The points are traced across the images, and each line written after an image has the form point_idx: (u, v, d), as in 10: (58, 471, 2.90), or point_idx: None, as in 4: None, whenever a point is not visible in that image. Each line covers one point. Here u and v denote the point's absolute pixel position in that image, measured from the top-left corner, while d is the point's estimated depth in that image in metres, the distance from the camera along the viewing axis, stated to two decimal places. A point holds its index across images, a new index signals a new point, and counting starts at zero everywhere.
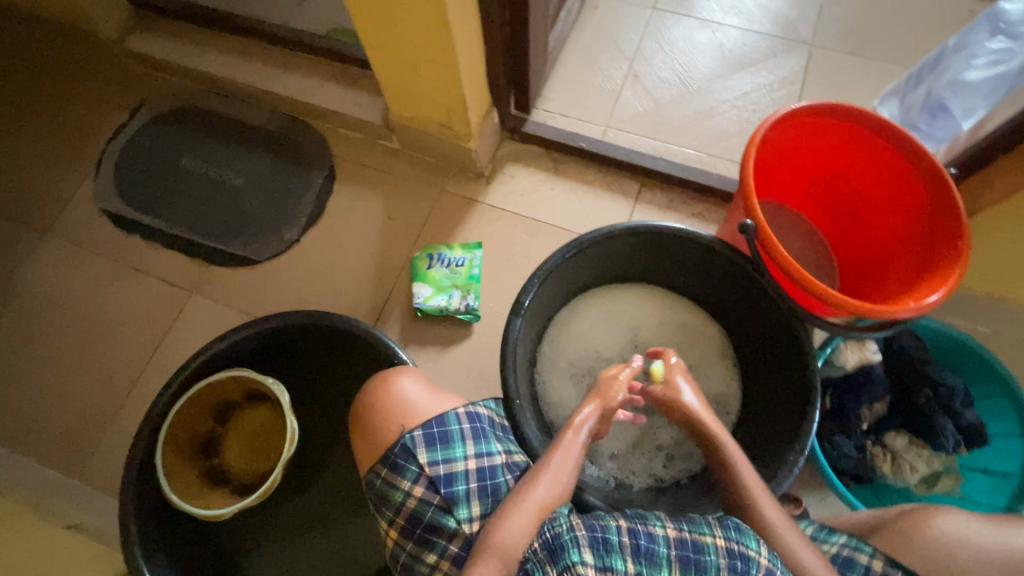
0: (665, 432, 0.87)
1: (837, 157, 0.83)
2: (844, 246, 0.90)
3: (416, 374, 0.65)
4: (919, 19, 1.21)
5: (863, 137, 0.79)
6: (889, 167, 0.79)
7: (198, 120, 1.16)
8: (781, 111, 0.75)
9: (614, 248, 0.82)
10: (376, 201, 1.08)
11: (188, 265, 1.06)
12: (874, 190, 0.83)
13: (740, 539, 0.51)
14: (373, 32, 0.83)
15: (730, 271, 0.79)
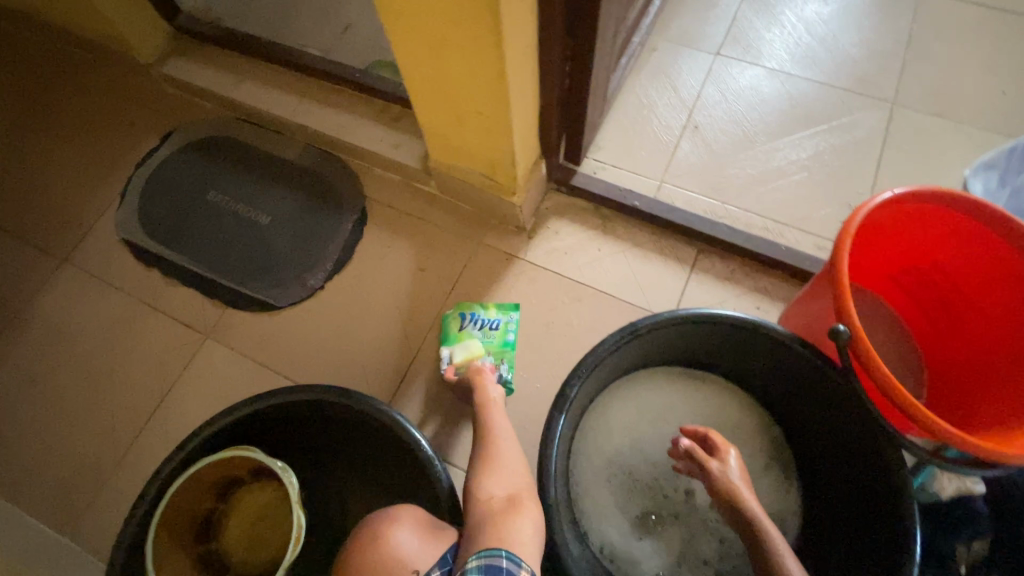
0: (709, 543, 0.76)
1: (937, 248, 0.72)
2: (932, 345, 0.79)
3: (407, 516, 0.55)
4: (1017, 81, 1.09)
5: (972, 232, 0.68)
6: (1003, 267, 0.67)
7: (229, 150, 1.11)
8: (882, 194, 0.65)
9: (671, 335, 0.72)
10: (408, 250, 1.00)
11: (205, 305, 0.99)
12: (978, 289, 0.72)
13: None
14: (421, 78, 0.75)
15: (804, 373, 0.69)
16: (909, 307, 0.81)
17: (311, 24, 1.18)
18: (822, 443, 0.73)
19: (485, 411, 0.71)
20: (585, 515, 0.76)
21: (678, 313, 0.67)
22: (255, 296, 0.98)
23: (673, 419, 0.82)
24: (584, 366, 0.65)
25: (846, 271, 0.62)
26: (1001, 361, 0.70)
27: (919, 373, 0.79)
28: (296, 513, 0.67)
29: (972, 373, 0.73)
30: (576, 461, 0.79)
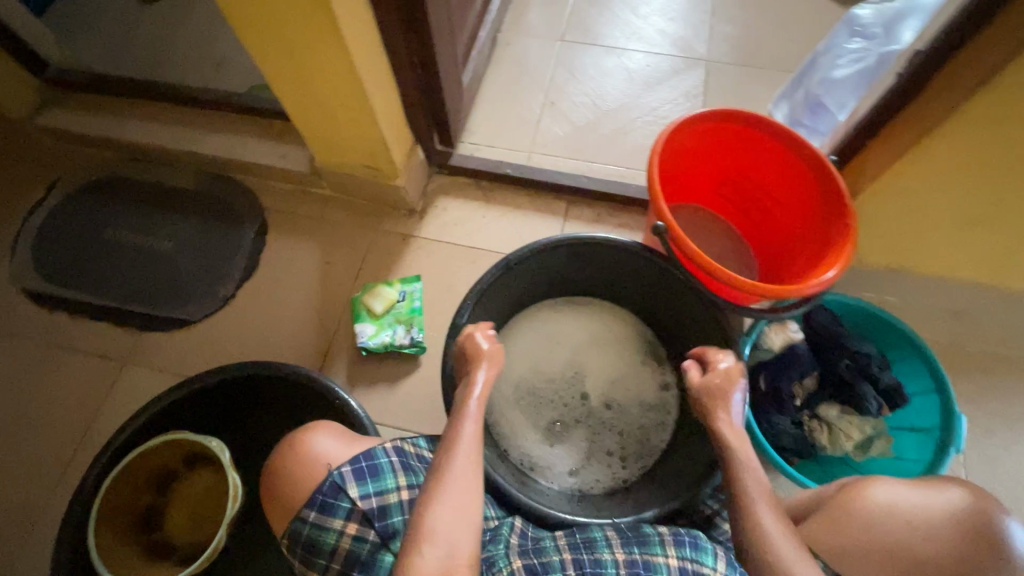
0: (609, 438, 0.90)
1: (735, 158, 0.89)
2: (757, 239, 0.96)
3: (329, 427, 0.62)
4: (797, 30, 1.35)
5: (753, 138, 0.85)
6: (781, 163, 0.85)
7: (119, 188, 1.15)
8: (677, 121, 0.80)
9: (540, 265, 0.84)
10: (312, 248, 1.08)
11: (119, 335, 1.02)
12: (771, 186, 0.89)
13: (695, 557, 0.57)
14: (286, 84, 0.84)
15: (652, 273, 0.83)
16: (731, 212, 0.98)
17: (186, 61, 1.25)
18: (678, 332, 0.89)
19: (467, 407, 0.61)
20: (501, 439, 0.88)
21: (540, 241, 0.79)
22: (167, 316, 1.02)
23: (563, 345, 0.95)
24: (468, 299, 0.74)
25: (658, 181, 0.76)
26: (797, 235, 0.87)
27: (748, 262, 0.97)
28: (231, 475, 0.73)
29: (783, 250, 0.91)
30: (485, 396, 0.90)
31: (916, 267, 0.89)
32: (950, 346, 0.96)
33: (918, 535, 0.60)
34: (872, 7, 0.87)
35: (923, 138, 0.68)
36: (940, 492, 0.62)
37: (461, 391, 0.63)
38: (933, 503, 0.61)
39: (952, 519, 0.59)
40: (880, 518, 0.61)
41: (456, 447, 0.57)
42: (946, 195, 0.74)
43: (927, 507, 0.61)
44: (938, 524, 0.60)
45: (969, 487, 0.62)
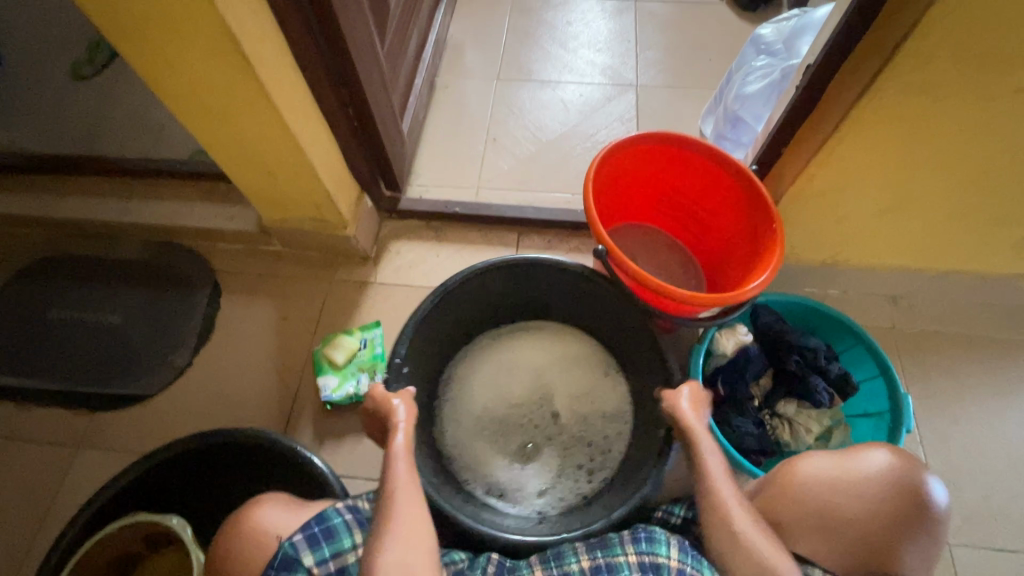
0: (578, 450, 0.90)
1: (663, 175, 0.93)
2: (698, 250, 1.00)
3: (276, 499, 0.63)
4: (714, 51, 1.45)
5: (677, 154, 0.89)
6: (708, 175, 0.89)
7: (63, 267, 1.12)
8: (608, 145, 0.84)
9: (479, 288, 0.86)
10: (268, 306, 1.08)
11: (71, 418, 0.99)
12: (702, 199, 0.93)
13: (650, 549, 0.61)
14: (221, 148, 0.85)
15: (593, 287, 0.85)
16: (671, 227, 1.02)
17: (125, 134, 1.25)
18: (625, 344, 0.90)
19: (393, 450, 0.62)
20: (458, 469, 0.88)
21: (474, 266, 0.82)
22: (120, 392, 0.99)
23: (519, 365, 0.96)
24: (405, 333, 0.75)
25: (593, 205, 0.79)
26: (732, 241, 0.91)
27: (692, 271, 1.01)
28: (194, 554, 0.69)
29: (721, 256, 0.95)
30: (440, 429, 0.91)
31: (847, 259, 0.94)
32: (892, 329, 1.01)
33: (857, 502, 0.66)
34: (772, 28, 0.97)
35: (827, 142, 0.73)
36: (865, 458, 0.68)
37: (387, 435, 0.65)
38: (863, 471, 0.67)
39: (883, 484, 0.66)
40: (823, 494, 0.67)
41: (394, 486, 0.59)
42: (858, 190, 0.79)
43: (859, 474, 0.67)
44: (871, 489, 0.66)
45: (890, 449, 0.69)
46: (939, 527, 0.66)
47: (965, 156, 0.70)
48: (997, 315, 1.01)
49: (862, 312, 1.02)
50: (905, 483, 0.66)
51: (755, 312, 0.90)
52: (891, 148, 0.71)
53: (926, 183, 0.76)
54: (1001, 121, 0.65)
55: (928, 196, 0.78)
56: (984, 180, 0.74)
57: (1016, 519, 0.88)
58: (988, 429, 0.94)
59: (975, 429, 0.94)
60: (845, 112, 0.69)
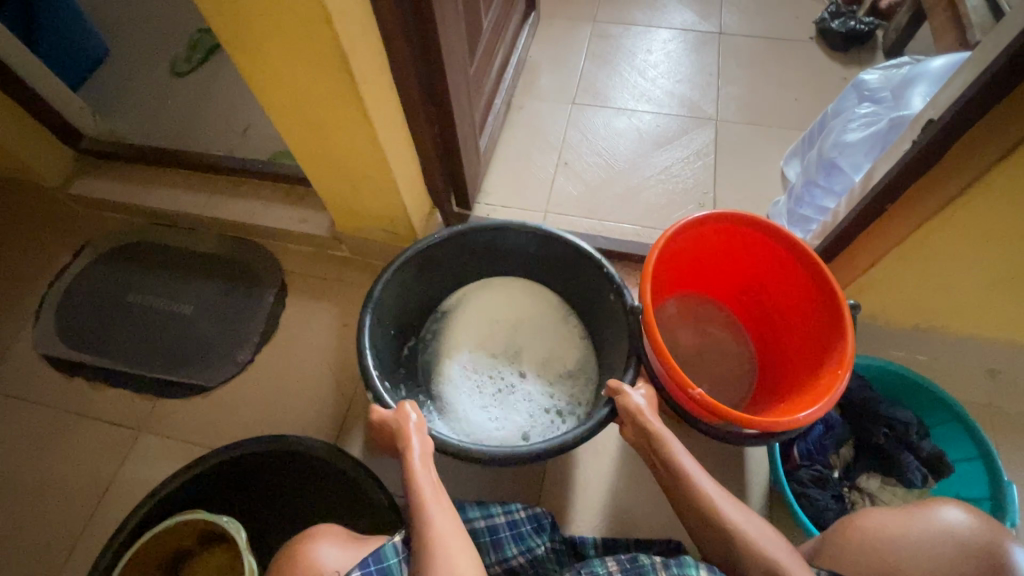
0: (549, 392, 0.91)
1: (734, 255, 0.86)
2: (757, 335, 0.93)
3: (333, 538, 0.61)
4: (801, 90, 1.40)
5: (754, 236, 0.81)
6: (778, 259, 0.81)
7: (143, 254, 1.17)
8: (684, 220, 0.78)
9: (432, 259, 0.87)
10: (331, 311, 1.09)
11: (137, 402, 1.02)
12: (771, 283, 0.85)
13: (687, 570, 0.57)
14: (310, 156, 0.87)
15: (550, 250, 0.87)
16: (733, 304, 0.95)
17: (212, 131, 1.30)
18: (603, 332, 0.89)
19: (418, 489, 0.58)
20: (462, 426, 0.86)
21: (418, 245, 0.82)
22: (185, 381, 1.02)
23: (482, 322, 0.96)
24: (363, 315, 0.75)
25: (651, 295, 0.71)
26: (794, 344, 0.83)
27: (745, 357, 0.94)
28: (246, 558, 0.69)
29: (780, 355, 0.87)
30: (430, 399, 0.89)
31: (944, 326, 0.88)
32: (989, 406, 0.93)
33: (925, 559, 0.57)
34: (878, 74, 0.93)
35: (949, 203, 0.68)
36: (931, 513, 0.60)
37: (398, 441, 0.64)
38: (932, 525, 0.59)
39: (955, 542, 0.57)
40: (882, 546, 0.59)
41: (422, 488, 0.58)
42: (973, 256, 0.73)
43: (923, 527, 0.59)
44: (940, 545, 0.57)
45: (967, 508, 0.60)
46: None
47: None
48: None
49: (952, 383, 0.95)
50: (983, 544, 0.56)
51: None
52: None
53: None
54: None
55: None
56: None
57: None
58: None
59: None
60: (978, 174, 0.63)
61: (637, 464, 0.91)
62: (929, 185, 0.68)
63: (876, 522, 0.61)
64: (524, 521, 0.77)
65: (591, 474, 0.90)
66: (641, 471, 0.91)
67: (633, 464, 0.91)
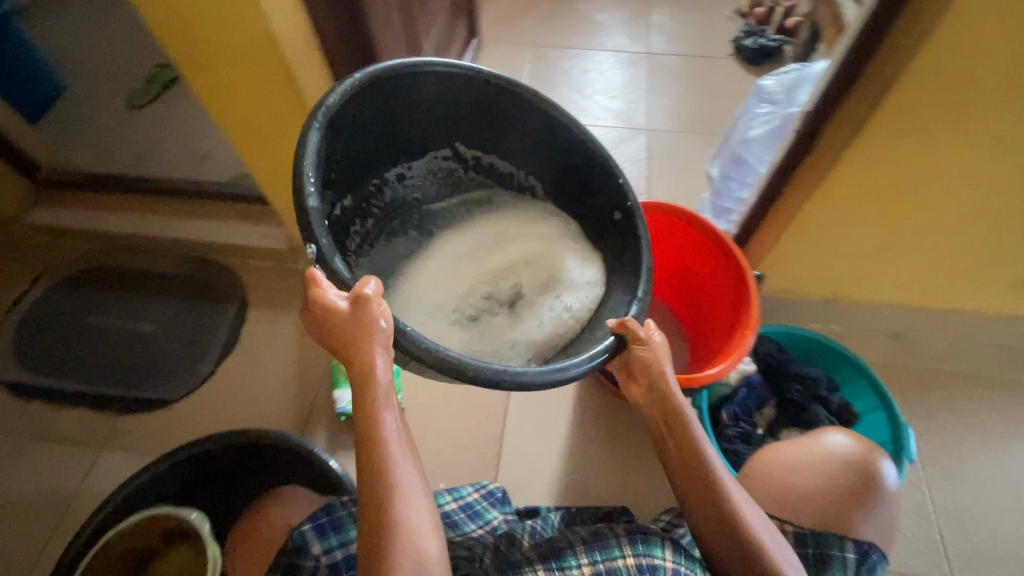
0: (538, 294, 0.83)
1: (658, 242, 0.97)
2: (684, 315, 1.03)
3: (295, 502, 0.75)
4: (722, 100, 1.54)
5: (673, 222, 0.91)
6: (694, 242, 0.91)
7: (103, 277, 1.19)
8: None
9: (368, 103, 0.67)
10: (291, 320, 1.13)
11: (98, 420, 1.03)
12: (690, 265, 0.95)
13: (647, 552, 0.62)
14: (262, 169, 0.92)
15: (552, 137, 0.78)
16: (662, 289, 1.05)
17: (171, 158, 1.35)
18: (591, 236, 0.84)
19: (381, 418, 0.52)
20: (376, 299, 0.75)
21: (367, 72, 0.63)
22: (146, 396, 1.04)
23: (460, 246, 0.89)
24: (316, 115, 0.58)
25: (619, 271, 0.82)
26: (715, 313, 0.92)
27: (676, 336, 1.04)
28: (211, 548, 0.71)
29: (704, 329, 0.95)
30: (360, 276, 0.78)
31: (847, 295, 0.98)
32: (894, 365, 1.04)
33: (819, 476, 0.66)
34: (774, 79, 1.05)
35: (826, 179, 0.78)
36: (824, 438, 0.69)
37: (351, 344, 0.52)
38: (824, 448, 0.68)
39: (843, 462, 0.67)
40: (783, 469, 0.68)
41: (382, 422, 0.52)
42: (855, 227, 0.84)
43: (820, 453, 0.68)
44: (834, 465, 0.67)
45: (850, 433, 0.70)
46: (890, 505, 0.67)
47: (953, 199, 0.75)
48: (999, 357, 1.04)
49: (862, 347, 1.06)
50: (864, 461, 0.67)
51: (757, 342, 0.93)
52: (889, 186, 0.76)
53: (919, 221, 0.80)
54: (988, 167, 0.70)
55: (924, 233, 0.82)
56: (974, 221, 0.78)
57: (1019, 560, 0.87)
58: (992, 468, 0.94)
59: (979, 467, 0.94)
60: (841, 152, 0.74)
61: (585, 441, 0.98)
62: (810, 164, 0.78)
63: (782, 454, 0.69)
64: (476, 502, 0.83)
65: (543, 452, 0.96)
66: (591, 445, 0.97)
67: (583, 440, 0.97)
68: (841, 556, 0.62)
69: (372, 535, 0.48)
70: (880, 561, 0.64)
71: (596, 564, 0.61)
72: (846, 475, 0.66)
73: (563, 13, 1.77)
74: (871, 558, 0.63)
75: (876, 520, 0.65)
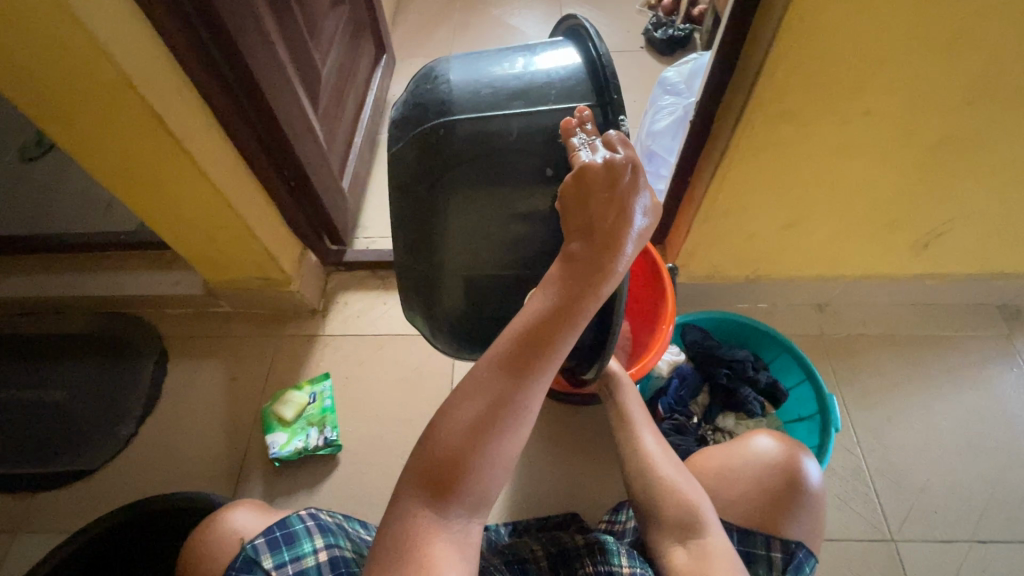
0: None
1: None
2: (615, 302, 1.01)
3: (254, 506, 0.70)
4: (639, 92, 1.56)
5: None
6: None
7: (5, 346, 1.11)
8: None
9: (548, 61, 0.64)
10: (216, 368, 1.08)
11: (11, 503, 0.96)
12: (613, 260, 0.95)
13: (606, 559, 0.63)
14: (156, 216, 0.87)
15: None
16: None
17: (72, 211, 1.27)
18: None
19: (578, 302, 0.48)
20: (465, 120, 0.55)
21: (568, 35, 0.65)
22: (63, 470, 0.97)
23: None
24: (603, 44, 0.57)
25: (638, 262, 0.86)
26: (639, 306, 0.93)
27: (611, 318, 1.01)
28: None
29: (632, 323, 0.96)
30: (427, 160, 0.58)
31: (764, 274, 1.01)
32: (821, 335, 1.07)
33: (742, 481, 0.66)
34: (675, 70, 1.07)
35: (723, 165, 0.78)
36: (750, 444, 0.69)
37: (614, 227, 0.49)
38: (748, 453, 0.68)
39: (769, 465, 0.66)
40: (709, 478, 0.68)
41: (586, 311, 0.48)
42: (758, 210, 0.86)
43: (742, 456, 0.68)
44: (757, 469, 0.67)
45: (775, 435, 0.70)
46: (818, 504, 0.66)
47: (840, 174, 0.78)
48: (915, 316, 1.09)
49: (789, 322, 1.09)
50: (786, 463, 0.66)
51: (683, 331, 0.94)
52: (780, 167, 0.78)
53: (815, 198, 0.83)
54: (864, 140, 0.73)
55: (823, 208, 0.85)
56: (865, 191, 0.81)
57: (954, 511, 0.90)
58: (920, 424, 0.98)
59: (907, 424, 0.98)
60: (729, 141, 0.75)
61: (531, 451, 0.96)
62: None
63: (710, 456, 0.71)
64: None
65: None
66: (537, 456, 0.96)
67: (528, 451, 0.96)
68: (766, 554, 0.63)
69: (500, 398, 0.46)
70: (808, 559, 0.63)
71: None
72: (768, 479, 0.66)
73: (476, 21, 1.76)
74: (797, 556, 0.62)
75: (801, 517, 0.64)
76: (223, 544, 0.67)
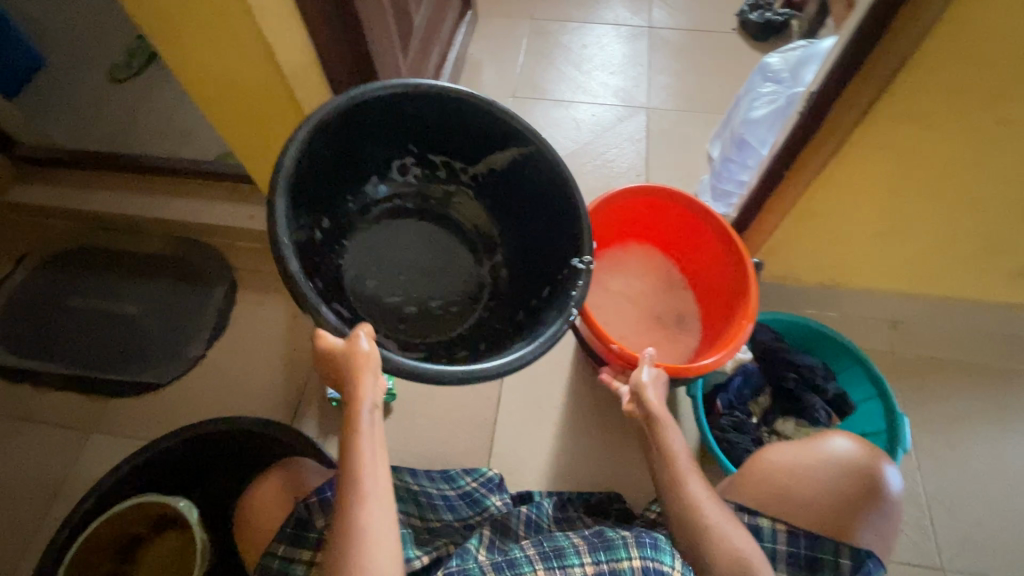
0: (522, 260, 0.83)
1: (662, 219, 0.93)
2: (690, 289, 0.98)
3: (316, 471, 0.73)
4: (725, 76, 1.49)
5: (676, 211, 0.90)
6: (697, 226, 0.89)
7: (87, 258, 1.16)
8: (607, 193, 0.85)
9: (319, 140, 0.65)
10: (280, 304, 1.12)
11: (86, 404, 1.03)
12: (694, 245, 0.92)
13: (655, 556, 0.58)
14: (245, 147, 0.89)
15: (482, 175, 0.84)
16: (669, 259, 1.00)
17: (155, 136, 1.30)
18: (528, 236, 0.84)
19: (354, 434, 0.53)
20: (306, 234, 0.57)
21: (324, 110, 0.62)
22: (133, 381, 1.02)
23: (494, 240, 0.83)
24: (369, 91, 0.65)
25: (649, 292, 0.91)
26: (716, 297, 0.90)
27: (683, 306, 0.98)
28: (198, 531, 0.73)
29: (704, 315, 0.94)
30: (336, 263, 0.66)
31: (842, 282, 0.97)
32: (891, 352, 1.03)
33: (818, 479, 0.65)
34: (779, 56, 1.01)
35: (831, 161, 0.74)
36: (823, 442, 0.68)
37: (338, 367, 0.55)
38: (823, 453, 0.67)
39: (847, 469, 0.65)
40: (782, 474, 0.66)
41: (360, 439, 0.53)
42: (856, 215, 0.82)
43: (818, 456, 0.67)
44: (833, 471, 0.65)
45: (851, 437, 0.69)
46: (893, 514, 0.65)
47: (956, 187, 0.73)
48: (996, 345, 1.03)
49: (858, 334, 1.05)
50: (864, 469, 0.65)
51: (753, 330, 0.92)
52: (892, 172, 0.73)
53: (920, 210, 0.78)
54: (994, 153, 0.68)
55: (926, 221, 0.80)
56: (978, 209, 0.76)
57: (1008, 548, 0.88)
58: (986, 457, 0.94)
59: (972, 455, 0.94)
60: (844, 137, 0.70)
61: (579, 426, 0.97)
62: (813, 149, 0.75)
63: (779, 452, 0.69)
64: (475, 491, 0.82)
65: (535, 437, 0.96)
66: (583, 433, 0.96)
67: (575, 426, 0.97)
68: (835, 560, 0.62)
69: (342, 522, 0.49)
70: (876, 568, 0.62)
71: (598, 564, 0.58)
72: (844, 483, 0.65)
73: None
74: (866, 564, 0.61)
75: (874, 526, 0.63)
76: (280, 490, 0.70)
